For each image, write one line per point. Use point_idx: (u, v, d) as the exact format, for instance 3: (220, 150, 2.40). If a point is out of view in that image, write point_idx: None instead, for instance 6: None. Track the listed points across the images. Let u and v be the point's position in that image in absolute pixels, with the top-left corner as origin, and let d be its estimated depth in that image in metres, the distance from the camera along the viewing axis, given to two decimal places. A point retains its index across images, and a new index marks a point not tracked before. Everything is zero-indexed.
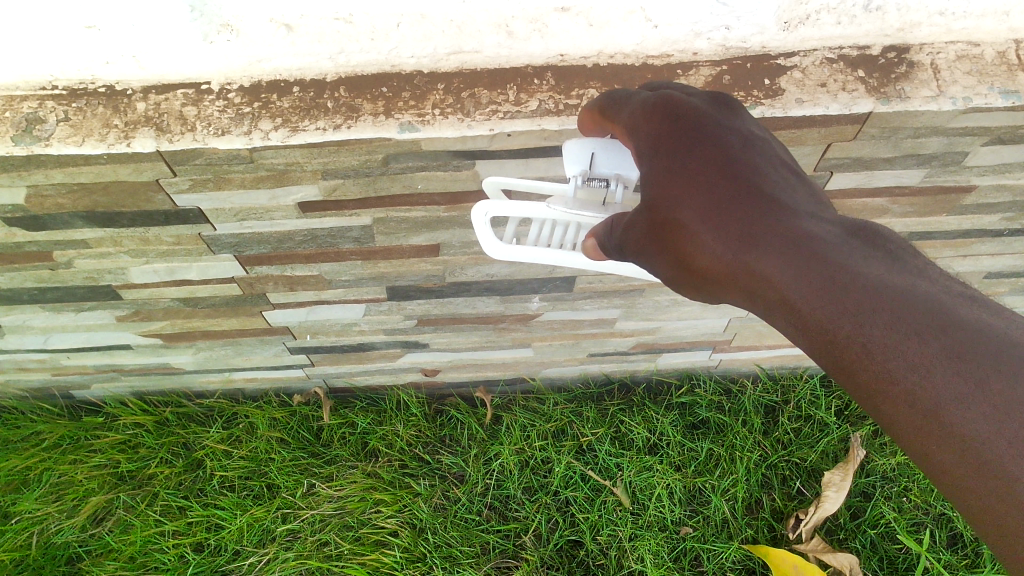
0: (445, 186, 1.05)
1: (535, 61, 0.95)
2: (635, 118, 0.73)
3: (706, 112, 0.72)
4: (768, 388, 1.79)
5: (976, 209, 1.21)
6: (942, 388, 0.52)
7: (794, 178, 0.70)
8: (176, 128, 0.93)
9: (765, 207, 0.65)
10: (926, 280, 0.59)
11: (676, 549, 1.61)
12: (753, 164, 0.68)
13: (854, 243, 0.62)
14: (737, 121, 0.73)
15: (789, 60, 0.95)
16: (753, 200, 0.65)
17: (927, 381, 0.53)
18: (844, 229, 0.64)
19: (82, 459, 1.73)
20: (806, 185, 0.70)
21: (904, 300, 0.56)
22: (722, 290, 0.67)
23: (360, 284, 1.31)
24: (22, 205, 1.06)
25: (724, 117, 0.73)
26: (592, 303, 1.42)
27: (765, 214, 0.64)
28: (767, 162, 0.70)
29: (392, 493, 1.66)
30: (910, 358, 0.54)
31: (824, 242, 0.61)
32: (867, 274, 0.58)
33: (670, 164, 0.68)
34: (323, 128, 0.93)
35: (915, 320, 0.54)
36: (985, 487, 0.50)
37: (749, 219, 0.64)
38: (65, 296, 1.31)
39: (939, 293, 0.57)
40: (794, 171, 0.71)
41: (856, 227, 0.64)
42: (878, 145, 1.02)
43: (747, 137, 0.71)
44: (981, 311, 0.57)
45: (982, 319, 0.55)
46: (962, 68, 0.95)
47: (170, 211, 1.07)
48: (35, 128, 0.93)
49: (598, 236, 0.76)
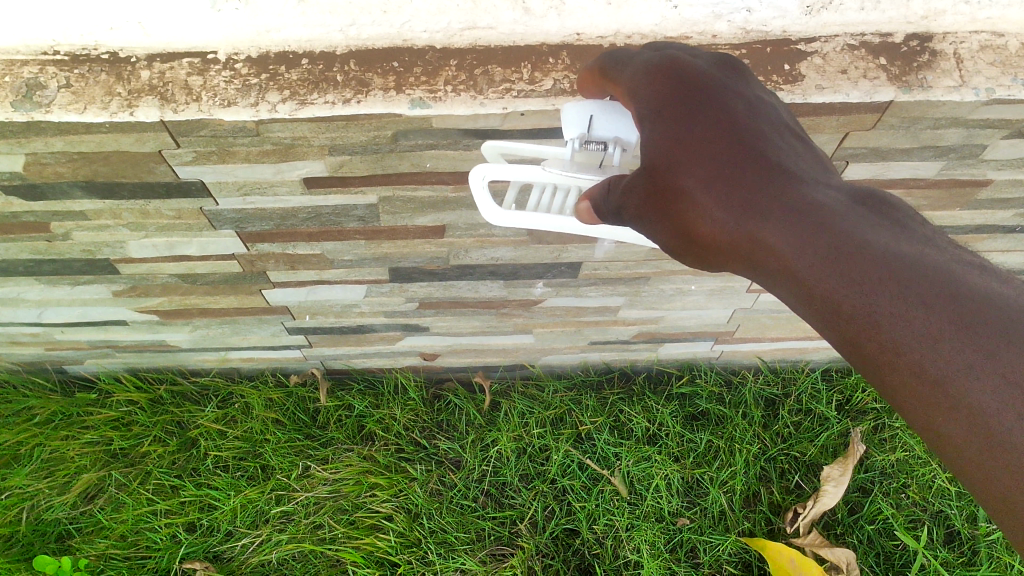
0: (454, 165, 1.03)
1: (550, 40, 0.93)
2: (637, 78, 0.70)
3: (711, 75, 0.69)
4: (768, 381, 1.78)
5: (990, 204, 1.19)
6: (948, 359, 0.51)
7: (798, 143, 0.67)
8: (180, 98, 0.91)
9: (769, 172, 0.62)
10: (936, 250, 0.57)
11: (673, 539, 1.60)
12: (758, 128, 0.66)
13: (861, 211, 0.59)
14: (742, 84, 0.70)
15: (810, 46, 0.93)
16: (757, 166, 0.63)
17: (934, 353, 0.51)
18: (851, 195, 0.61)
19: (74, 435, 1.70)
20: (811, 149, 0.68)
21: (914, 272, 0.54)
22: (724, 260, 0.65)
23: (362, 264, 1.29)
24: (20, 173, 1.03)
25: (731, 80, 0.69)
26: (596, 290, 1.40)
27: (769, 178, 0.62)
28: (772, 125, 0.67)
29: (387, 477, 1.64)
30: (920, 329, 0.52)
31: (830, 209, 0.59)
32: (876, 243, 0.56)
33: (672, 126, 0.65)
34: (332, 101, 0.91)
35: (923, 290, 0.53)
36: (991, 457, 0.49)
37: (753, 185, 0.62)
38: (60, 268, 1.28)
39: (948, 261, 0.56)
40: (799, 137, 0.68)
41: (863, 194, 0.62)
42: (896, 136, 1.00)
43: (752, 100, 0.69)
44: (989, 280, 0.55)
45: (993, 289, 0.53)
46: (985, 58, 0.93)
47: (172, 184, 1.05)
48: (35, 93, 0.90)
49: (593, 198, 0.72)
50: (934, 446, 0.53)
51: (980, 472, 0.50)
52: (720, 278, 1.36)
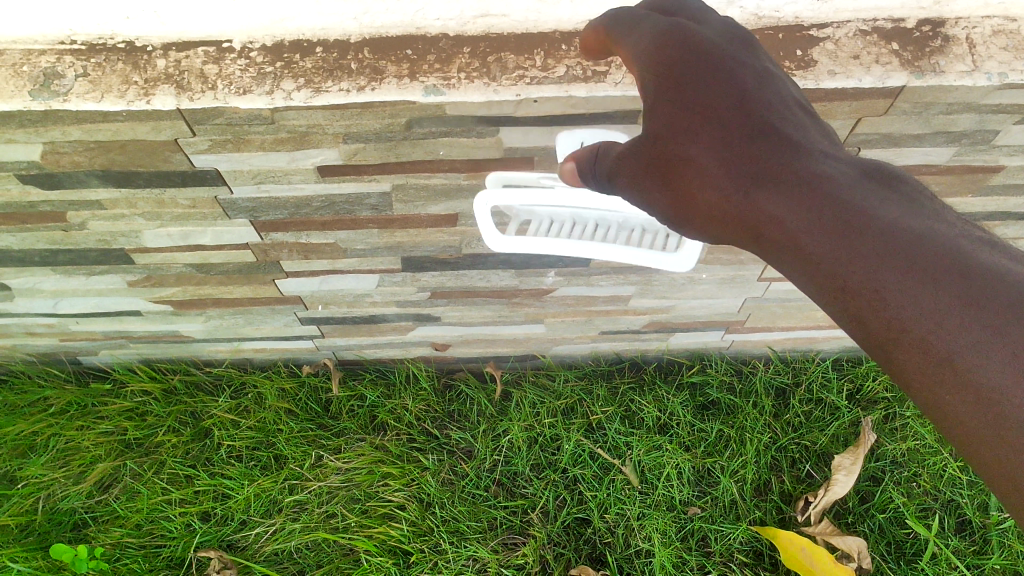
0: (467, 153, 1.04)
1: (562, 27, 0.93)
2: (630, 37, 0.69)
3: (713, 36, 0.68)
4: (779, 370, 1.77)
5: (1002, 190, 1.19)
6: (955, 334, 0.52)
7: (804, 115, 0.67)
8: (196, 87, 0.91)
9: (775, 145, 0.63)
10: (945, 225, 0.58)
11: (684, 528, 1.61)
12: (762, 96, 0.66)
13: (869, 185, 0.60)
14: (747, 51, 0.70)
15: (823, 31, 0.93)
16: (764, 138, 0.63)
17: (943, 328, 0.52)
18: (858, 169, 0.62)
19: (89, 425, 1.71)
20: (816, 122, 0.68)
21: (921, 246, 0.54)
22: (720, 229, 0.65)
23: (375, 254, 1.29)
24: (38, 162, 1.04)
25: (732, 44, 0.69)
26: (608, 279, 1.40)
27: (774, 150, 0.62)
28: (778, 95, 0.67)
29: (399, 467, 1.65)
30: (925, 304, 0.53)
31: (838, 183, 0.59)
32: (884, 217, 0.57)
33: (674, 93, 0.65)
34: (347, 89, 0.91)
35: (931, 265, 0.53)
36: (994, 435, 0.50)
37: (761, 158, 0.62)
38: (76, 258, 1.29)
39: (958, 238, 0.56)
40: (802, 106, 0.68)
41: (871, 168, 0.62)
42: (909, 121, 1.01)
43: (755, 65, 0.68)
44: (993, 255, 0.56)
45: (1001, 264, 0.54)
46: (997, 43, 0.94)
47: (187, 172, 1.06)
48: (52, 83, 0.91)
49: (581, 161, 0.73)
50: (938, 425, 0.54)
51: (984, 451, 0.51)
52: (731, 267, 1.37)
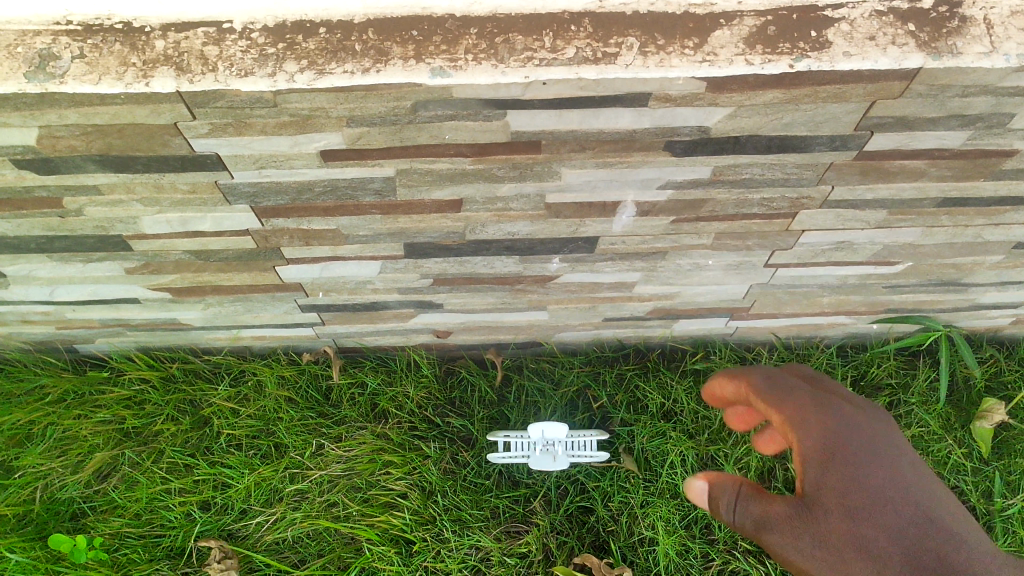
0: (473, 137, 1.02)
1: (572, 7, 0.90)
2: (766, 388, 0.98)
3: (801, 401, 0.93)
4: (784, 356, 1.74)
5: (1015, 174, 1.17)
6: (891, 535, 0.79)
7: (868, 423, 0.89)
8: (196, 68, 0.89)
9: (839, 462, 0.85)
10: (930, 497, 0.83)
11: (688, 516, 1.60)
12: (844, 439, 0.87)
13: (900, 480, 0.84)
14: (834, 401, 0.93)
15: (837, 12, 0.91)
16: (835, 460, 0.85)
17: (890, 529, 0.79)
18: (908, 467, 0.85)
19: (87, 414, 1.69)
20: (889, 436, 0.89)
21: (903, 514, 0.80)
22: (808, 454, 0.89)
23: (377, 240, 1.27)
24: (33, 147, 1.01)
25: (813, 399, 0.92)
26: (612, 265, 1.39)
27: (835, 459, 0.85)
28: (849, 421, 0.89)
29: (401, 455, 1.64)
30: (886, 518, 0.80)
31: (872, 472, 0.84)
32: (898, 498, 0.81)
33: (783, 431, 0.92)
34: (352, 71, 0.89)
35: (905, 518, 0.80)
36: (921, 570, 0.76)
37: (831, 458, 0.85)
38: (73, 245, 1.27)
39: (937, 512, 0.81)
40: (875, 424, 0.91)
41: (916, 471, 0.86)
42: (924, 104, 0.99)
43: (832, 408, 0.91)
44: (965, 531, 0.80)
45: (963, 535, 0.79)
46: (1015, 24, 0.91)
47: (186, 157, 1.04)
48: (48, 65, 0.89)
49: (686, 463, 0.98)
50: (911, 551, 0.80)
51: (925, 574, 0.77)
52: (738, 252, 1.35)
